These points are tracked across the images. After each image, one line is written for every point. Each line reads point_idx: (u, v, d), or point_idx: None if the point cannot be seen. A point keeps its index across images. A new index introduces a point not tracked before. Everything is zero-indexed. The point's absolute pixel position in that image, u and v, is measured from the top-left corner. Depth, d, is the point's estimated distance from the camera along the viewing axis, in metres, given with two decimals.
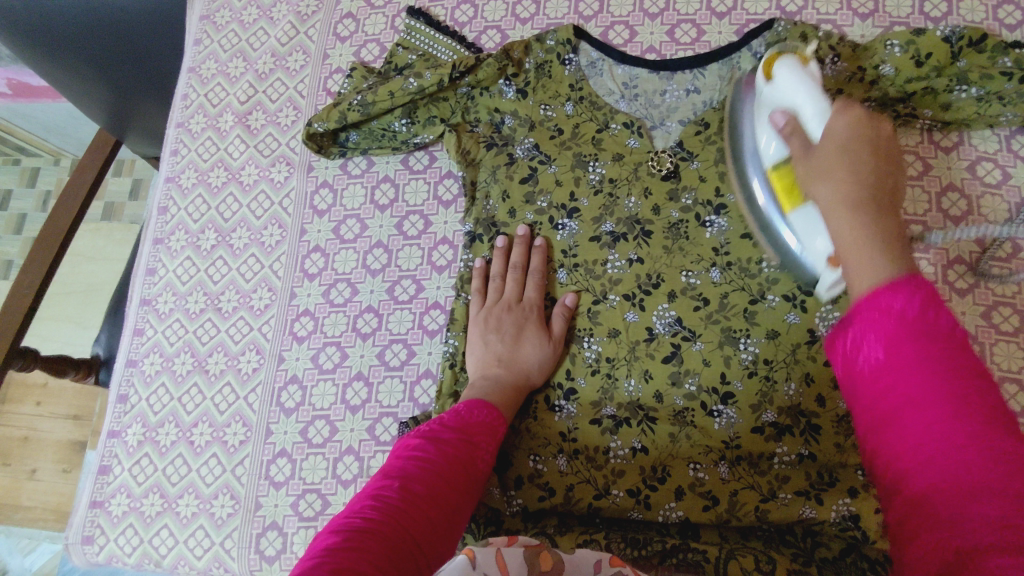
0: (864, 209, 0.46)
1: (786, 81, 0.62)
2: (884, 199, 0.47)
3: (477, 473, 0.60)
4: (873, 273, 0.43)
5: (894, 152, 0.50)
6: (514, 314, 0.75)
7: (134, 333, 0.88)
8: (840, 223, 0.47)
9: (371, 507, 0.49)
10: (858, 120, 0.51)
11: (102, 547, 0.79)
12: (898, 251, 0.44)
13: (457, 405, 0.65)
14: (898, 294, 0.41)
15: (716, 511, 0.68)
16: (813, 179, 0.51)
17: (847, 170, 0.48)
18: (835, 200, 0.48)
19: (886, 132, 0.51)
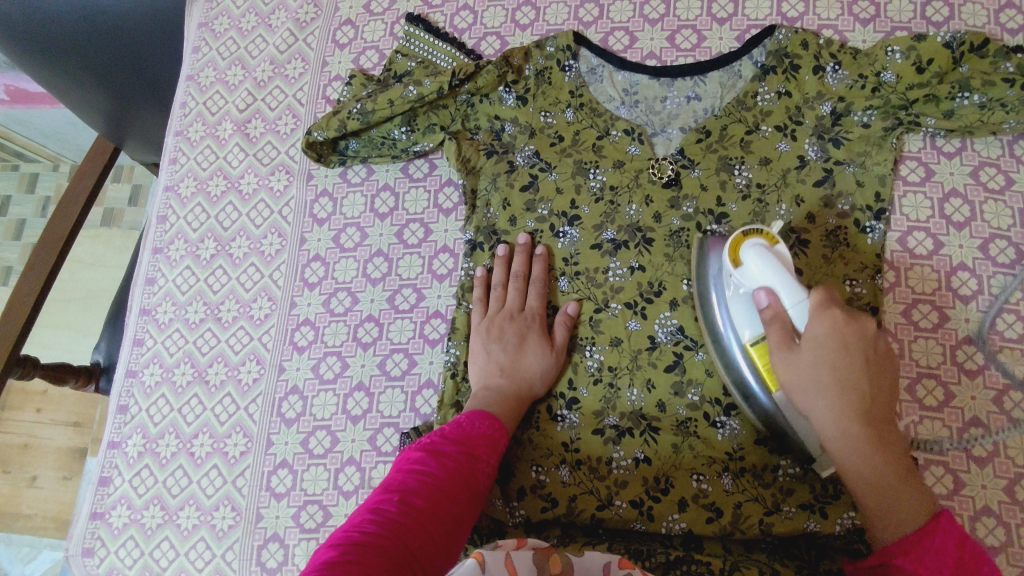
0: (871, 432, 0.52)
1: (757, 267, 0.59)
2: (879, 411, 0.53)
3: (478, 490, 0.59)
4: (900, 519, 0.51)
5: (882, 358, 0.55)
6: (516, 324, 0.74)
7: (133, 343, 0.87)
8: (856, 456, 0.52)
9: (371, 520, 0.49)
10: (846, 328, 0.54)
11: (102, 559, 0.79)
12: (906, 480, 0.52)
13: (458, 417, 0.65)
14: (930, 550, 0.49)
15: (720, 523, 0.68)
16: (805, 393, 0.54)
17: (848, 392, 0.52)
18: (843, 436, 0.52)
19: (875, 337, 0.55)
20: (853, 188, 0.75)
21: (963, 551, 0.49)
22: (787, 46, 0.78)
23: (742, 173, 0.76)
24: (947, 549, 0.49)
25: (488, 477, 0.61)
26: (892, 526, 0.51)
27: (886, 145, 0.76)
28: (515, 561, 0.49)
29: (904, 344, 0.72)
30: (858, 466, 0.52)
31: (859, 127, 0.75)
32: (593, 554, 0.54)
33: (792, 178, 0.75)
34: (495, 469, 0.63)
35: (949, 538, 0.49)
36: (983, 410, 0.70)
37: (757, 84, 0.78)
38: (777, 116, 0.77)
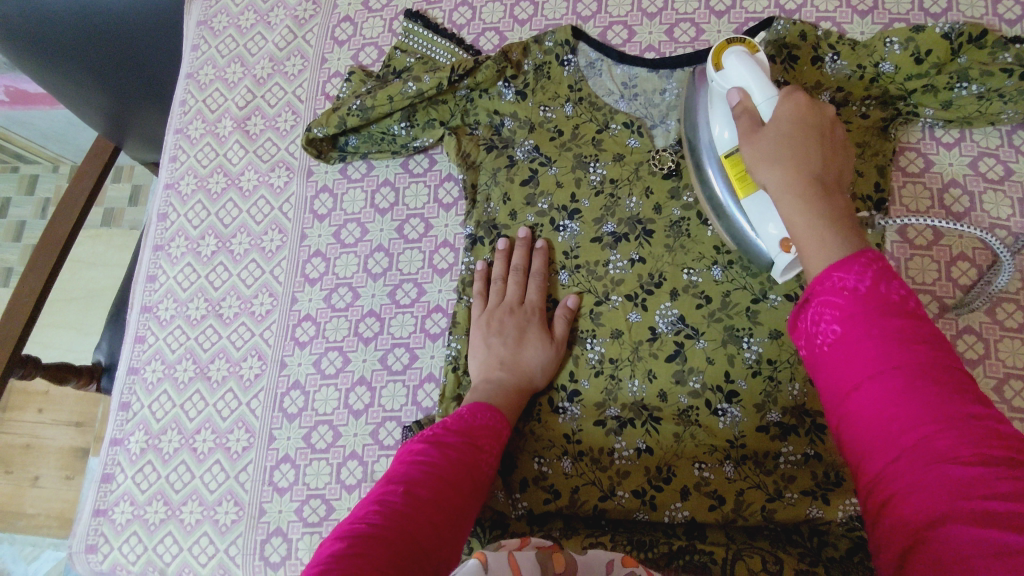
0: (814, 182, 0.48)
1: (733, 67, 0.61)
2: (832, 180, 0.50)
3: (482, 478, 0.59)
4: (827, 254, 0.44)
5: (842, 148, 0.53)
6: (516, 317, 0.74)
7: (135, 340, 0.88)
8: (792, 208, 0.48)
9: (375, 511, 0.49)
10: (809, 109, 0.53)
11: (106, 555, 0.79)
12: (852, 230, 0.45)
13: (460, 408, 0.65)
14: (854, 274, 0.42)
15: (722, 510, 0.68)
16: (762, 163, 0.52)
17: (797, 153, 0.50)
18: (787, 187, 0.49)
19: (835, 124, 0.54)
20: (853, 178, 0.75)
21: (881, 290, 0.41)
22: (786, 37, 0.78)
23: None
24: (868, 293, 0.41)
25: (491, 466, 0.62)
26: (819, 264, 0.44)
27: (884, 137, 0.76)
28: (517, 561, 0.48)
29: None
30: (793, 214, 0.48)
31: (858, 118, 0.76)
32: (596, 551, 0.53)
33: None
34: (498, 457, 0.63)
35: (873, 274, 0.42)
36: (984, 399, 0.70)
37: None
38: None
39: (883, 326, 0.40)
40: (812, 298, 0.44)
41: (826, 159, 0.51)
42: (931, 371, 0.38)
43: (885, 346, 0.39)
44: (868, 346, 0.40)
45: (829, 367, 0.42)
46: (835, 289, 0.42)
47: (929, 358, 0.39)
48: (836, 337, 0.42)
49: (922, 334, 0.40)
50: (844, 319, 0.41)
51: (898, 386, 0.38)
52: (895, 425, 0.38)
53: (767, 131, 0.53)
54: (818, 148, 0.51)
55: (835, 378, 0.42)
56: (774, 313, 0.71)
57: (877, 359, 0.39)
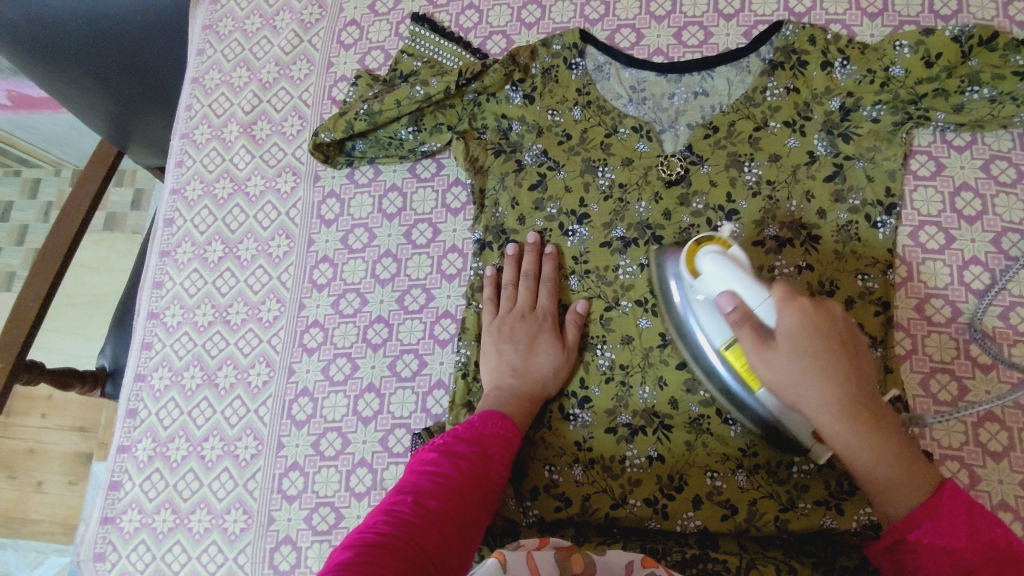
0: (856, 413, 0.52)
1: (716, 273, 0.58)
2: (866, 388, 0.54)
3: (492, 489, 0.59)
4: (893, 483, 0.53)
5: (849, 329, 0.55)
6: (527, 323, 0.74)
7: (143, 347, 0.87)
8: (849, 439, 0.53)
9: (385, 523, 0.49)
10: (812, 320, 0.53)
11: (114, 564, 0.79)
12: (905, 453, 0.54)
13: (471, 417, 0.64)
14: (933, 521, 0.52)
15: (735, 520, 0.67)
16: (792, 389, 0.54)
17: (828, 383, 0.52)
18: (832, 420, 0.53)
19: (834, 313, 0.54)
20: (864, 182, 0.74)
21: (977, 517, 0.52)
22: (795, 41, 0.78)
23: (752, 169, 0.76)
24: (961, 517, 0.52)
25: (501, 477, 0.61)
26: (906, 503, 0.53)
27: (895, 141, 0.75)
28: (536, 561, 0.50)
29: (917, 339, 0.72)
30: (853, 447, 0.53)
31: (868, 122, 0.75)
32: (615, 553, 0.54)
33: (802, 174, 0.75)
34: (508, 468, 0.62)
35: (959, 503, 0.53)
36: (998, 404, 0.70)
37: (766, 79, 0.78)
38: (785, 111, 0.77)
39: (979, 548, 0.51)
40: (914, 547, 0.53)
41: (852, 369, 0.54)
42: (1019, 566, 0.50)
43: (983, 567, 0.51)
44: (964, 565, 0.51)
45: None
46: (932, 538, 0.52)
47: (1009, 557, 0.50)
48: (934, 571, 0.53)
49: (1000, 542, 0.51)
50: (945, 558, 0.52)
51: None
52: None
53: (778, 355, 0.53)
54: (841, 364, 0.53)
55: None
56: None
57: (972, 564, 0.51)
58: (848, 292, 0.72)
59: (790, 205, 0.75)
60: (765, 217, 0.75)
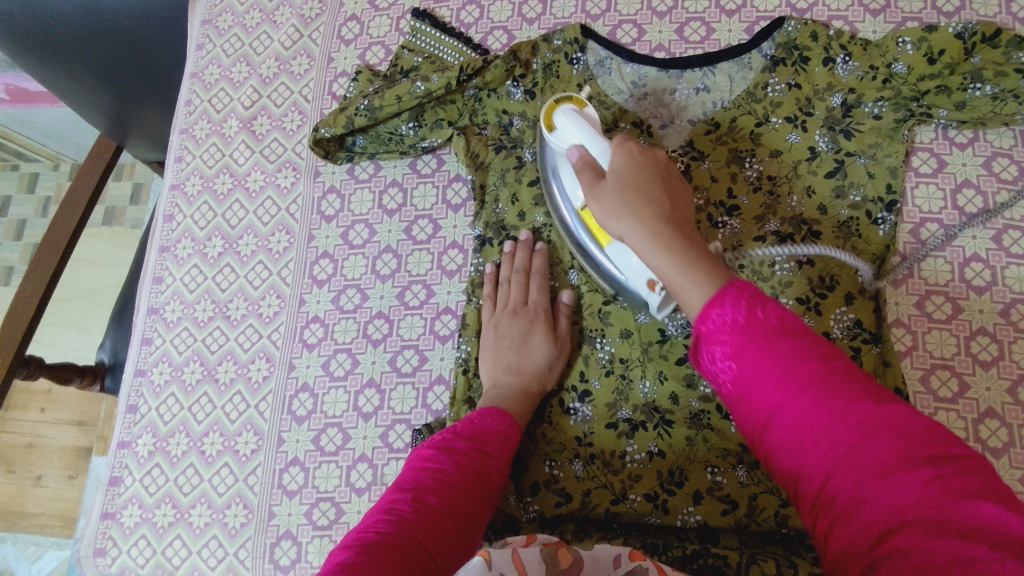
0: (661, 222, 0.52)
1: (565, 127, 0.66)
2: (680, 219, 0.55)
3: (491, 486, 0.59)
4: (697, 291, 0.47)
5: (675, 181, 0.60)
6: (520, 319, 0.74)
7: (142, 342, 0.87)
8: (657, 256, 0.51)
9: (387, 521, 0.49)
10: (636, 156, 0.59)
11: (114, 559, 0.79)
12: (708, 259, 0.50)
13: (469, 414, 0.65)
14: (727, 308, 0.45)
15: (735, 514, 0.68)
16: (610, 218, 0.55)
17: (634, 197, 0.55)
18: (641, 230, 0.52)
19: (665, 163, 0.61)
20: (865, 178, 0.74)
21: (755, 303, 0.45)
22: (797, 37, 0.78)
23: (753, 165, 0.76)
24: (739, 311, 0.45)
25: (501, 474, 0.61)
26: (692, 299, 0.48)
27: (897, 138, 0.75)
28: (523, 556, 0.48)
29: (917, 335, 0.72)
30: (651, 254, 0.51)
31: (870, 119, 0.75)
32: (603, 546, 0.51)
33: (803, 170, 0.75)
34: (506, 463, 0.63)
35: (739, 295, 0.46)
36: (998, 401, 0.70)
37: (768, 76, 0.78)
38: (787, 107, 0.77)
39: (780, 348, 0.43)
40: (704, 342, 0.47)
41: (666, 196, 0.57)
42: (835, 381, 0.42)
43: (786, 368, 0.43)
44: (763, 363, 0.43)
45: (742, 391, 0.45)
46: (722, 326, 0.45)
47: (829, 372, 0.42)
48: (732, 373, 0.45)
49: (812, 350, 0.43)
50: (739, 352, 0.44)
51: (809, 399, 0.41)
52: (808, 429, 0.41)
53: (603, 180, 0.58)
54: (653, 185, 0.56)
55: (732, 376, 0.45)
56: None
57: (781, 371, 0.43)
58: (849, 288, 0.72)
59: (791, 200, 0.75)
60: (766, 213, 0.75)
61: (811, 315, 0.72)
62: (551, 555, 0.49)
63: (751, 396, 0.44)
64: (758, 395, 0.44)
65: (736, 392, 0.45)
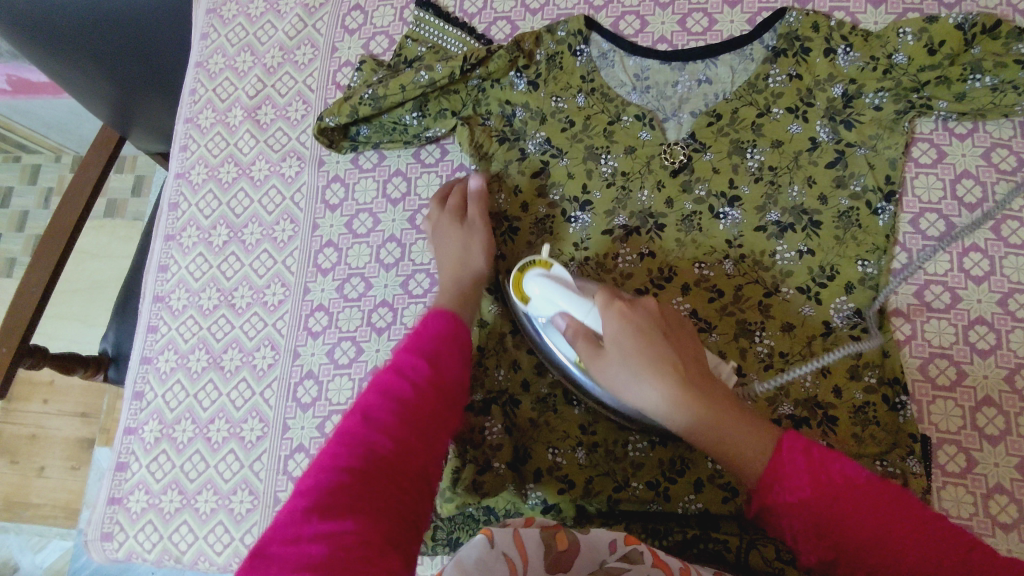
0: (697, 392, 0.55)
1: (543, 297, 0.62)
2: (696, 372, 0.58)
3: (455, 380, 0.61)
4: (757, 455, 0.54)
5: (676, 324, 0.61)
6: (434, 228, 0.79)
7: (148, 330, 0.88)
8: (702, 427, 0.54)
9: (345, 452, 0.52)
10: (632, 315, 0.58)
11: (122, 543, 0.80)
12: (746, 421, 0.55)
13: (417, 322, 0.65)
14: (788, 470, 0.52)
15: (735, 502, 0.69)
16: (631, 388, 0.57)
17: (657, 365, 0.56)
18: (674, 409, 0.55)
19: (663, 308, 0.61)
20: (865, 169, 0.75)
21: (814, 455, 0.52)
22: (798, 28, 0.78)
23: (754, 156, 0.77)
24: (801, 466, 0.51)
25: (463, 364, 0.63)
26: (761, 466, 0.53)
27: (897, 129, 0.76)
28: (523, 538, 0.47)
29: (916, 324, 0.73)
30: (700, 428, 0.55)
31: (871, 110, 0.76)
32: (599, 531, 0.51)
33: (804, 160, 0.76)
34: (467, 350, 0.64)
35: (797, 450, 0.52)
36: (996, 389, 0.70)
37: (769, 67, 0.78)
38: (788, 98, 0.77)
39: (841, 497, 0.50)
40: (781, 508, 0.52)
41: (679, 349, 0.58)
42: (886, 514, 0.49)
43: (851, 492, 0.50)
44: (834, 514, 0.50)
45: (819, 534, 0.51)
46: (794, 494, 0.51)
47: (879, 504, 0.49)
48: (808, 529, 0.51)
49: (862, 483, 0.50)
50: (811, 510, 0.51)
51: (878, 537, 0.49)
52: (886, 563, 0.49)
53: (612, 353, 0.58)
54: (667, 346, 0.57)
55: (810, 535, 0.51)
56: (785, 305, 0.73)
57: (851, 521, 0.50)
58: (849, 277, 0.73)
59: (791, 191, 0.75)
60: (767, 204, 0.76)
61: (812, 304, 0.73)
62: (551, 538, 0.48)
63: (830, 543, 0.51)
64: (838, 543, 0.50)
65: (814, 547, 0.52)
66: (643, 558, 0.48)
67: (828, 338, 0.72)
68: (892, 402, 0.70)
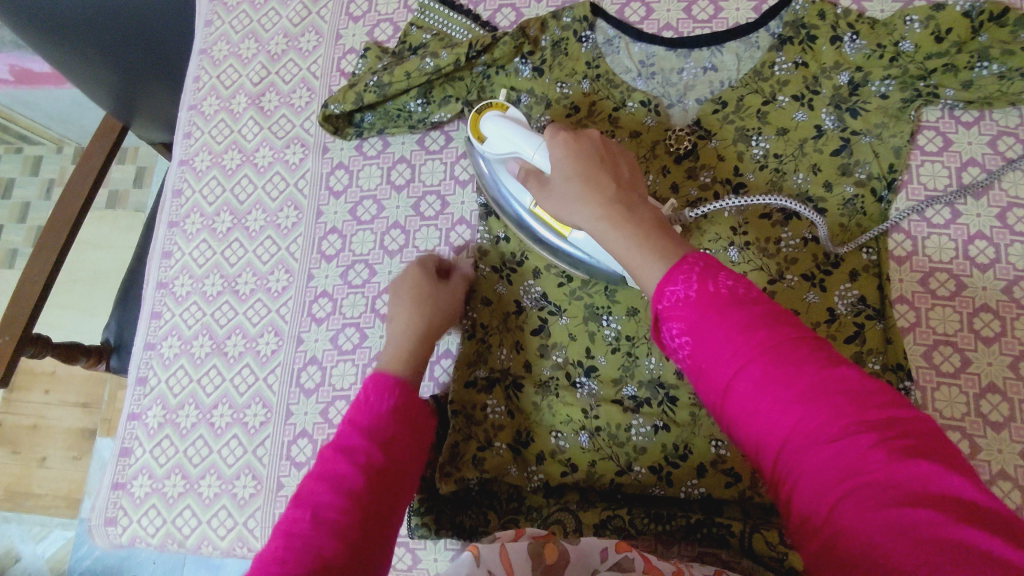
0: (618, 203, 0.52)
1: (498, 133, 0.68)
2: (631, 193, 0.55)
3: (405, 455, 0.60)
4: (653, 266, 0.47)
5: (624, 158, 0.60)
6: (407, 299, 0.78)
7: (151, 316, 0.88)
8: (619, 239, 0.50)
9: (293, 549, 0.47)
10: (574, 141, 0.59)
11: (126, 528, 0.80)
12: (659, 230, 0.50)
13: (358, 398, 0.63)
14: (678, 276, 0.44)
15: (739, 487, 0.68)
16: (569, 208, 0.55)
17: (588, 185, 0.54)
18: (600, 218, 0.52)
19: (612, 145, 0.60)
20: (871, 156, 0.75)
21: (706, 278, 0.43)
22: (804, 16, 0.78)
23: (760, 144, 0.77)
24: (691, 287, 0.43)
25: (416, 434, 0.63)
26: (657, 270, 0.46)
27: (903, 118, 0.75)
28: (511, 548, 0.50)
29: (921, 311, 0.73)
30: (610, 236, 0.51)
31: (876, 98, 0.76)
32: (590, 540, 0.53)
33: (809, 147, 0.76)
34: (423, 431, 0.64)
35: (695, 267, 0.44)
36: (1000, 376, 0.70)
37: (775, 55, 0.78)
38: (794, 85, 0.77)
39: (731, 315, 0.41)
40: (663, 313, 0.44)
41: (617, 175, 0.56)
42: (783, 348, 0.39)
43: (736, 331, 0.40)
44: (715, 328, 0.41)
45: (698, 346, 0.42)
46: (678, 300, 0.43)
47: (779, 339, 0.40)
48: (688, 345, 0.43)
49: (766, 315, 0.41)
50: (689, 321, 0.42)
51: (760, 367, 0.39)
52: (763, 401, 0.39)
53: (557, 178, 0.58)
54: (603, 173, 0.55)
55: (688, 347, 0.43)
56: (790, 293, 0.73)
57: (738, 342, 0.40)
58: (854, 265, 0.73)
59: (796, 178, 0.75)
60: (772, 190, 0.75)
61: (816, 291, 0.72)
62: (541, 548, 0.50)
63: (706, 361, 0.42)
64: (713, 366, 0.41)
65: (695, 364, 0.43)
66: (635, 562, 0.49)
67: (832, 325, 0.72)
68: (896, 388, 0.69)
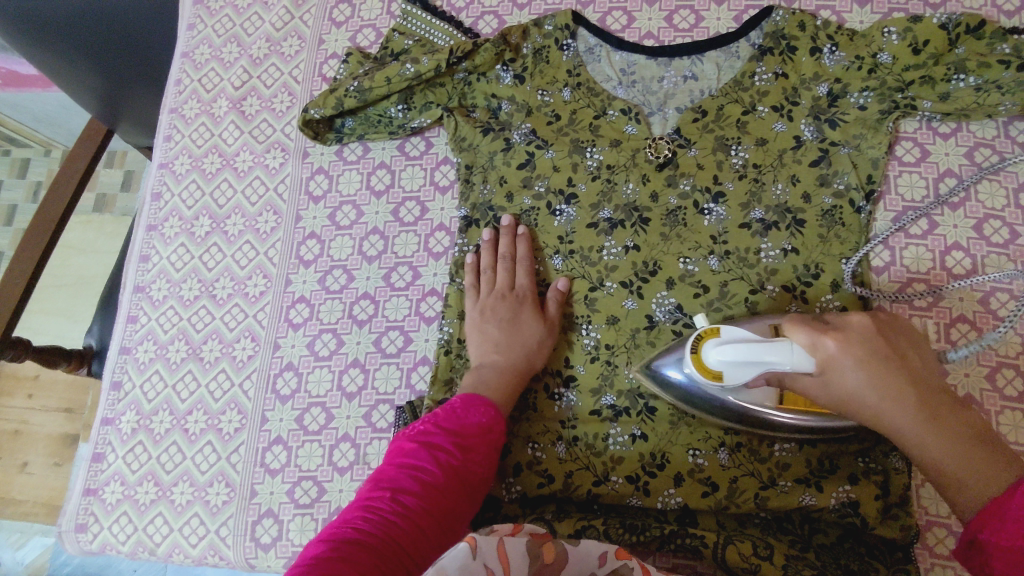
0: (932, 415, 0.52)
1: (728, 365, 0.57)
2: (931, 392, 0.54)
3: (473, 481, 0.59)
4: (984, 490, 0.49)
5: (904, 343, 0.56)
6: (507, 302, 0.74)
7: (127, 320, 0.87)
8: (939, 449, 0.51)
9: (366, 520, 0.49)
10: (854, 344, 0.54)
11: (96, 535, 0.79)
12: (991, 455, 0.50)
13: (455, 401, 0.63)
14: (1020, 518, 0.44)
15: (715, 497, 0.68)
16: (862, 413, 0.55)
17: (883, 389, 0.53)
18: (913, 425, 0.52)
19: (883, 328, 0.56)
20: (849, 167, 0.75)
21: None
22: (784, 27, 0.78)
23: (739, 153, 0.76)
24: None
25: (492, 462, 0.61)
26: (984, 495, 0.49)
27: (881, 130, 0.75)
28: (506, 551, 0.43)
29: None
30: (936, 451, 0.52)
31: (855, 109, 0.75)
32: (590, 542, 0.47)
33: (788, 158, 0.76)
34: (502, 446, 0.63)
35: None
36: (976, 387, 0.70)
37: (755, 64, 0.78)
38: (773, 96, 0.77)
39: None
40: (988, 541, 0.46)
41: (913, 374, 0.54)
42: None
43: None
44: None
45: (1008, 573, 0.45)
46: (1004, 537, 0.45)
47: None
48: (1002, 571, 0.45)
49: None
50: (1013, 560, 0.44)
51: None
52: None
53: (834, 381, 0.55)
54: (900, 376, 0.54)
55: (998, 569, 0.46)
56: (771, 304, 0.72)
57: None
58: (834, 275, 0.72)
59: (775, 188, 0.75)
60: (751, 200, 0.75)
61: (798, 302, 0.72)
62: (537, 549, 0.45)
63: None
64: None
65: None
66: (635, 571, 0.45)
67: None
68: None
